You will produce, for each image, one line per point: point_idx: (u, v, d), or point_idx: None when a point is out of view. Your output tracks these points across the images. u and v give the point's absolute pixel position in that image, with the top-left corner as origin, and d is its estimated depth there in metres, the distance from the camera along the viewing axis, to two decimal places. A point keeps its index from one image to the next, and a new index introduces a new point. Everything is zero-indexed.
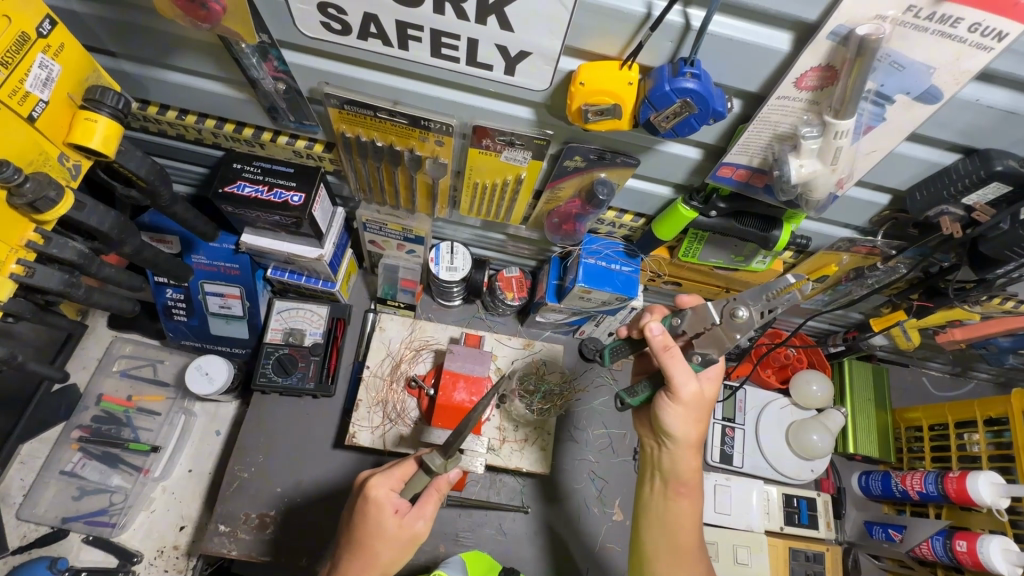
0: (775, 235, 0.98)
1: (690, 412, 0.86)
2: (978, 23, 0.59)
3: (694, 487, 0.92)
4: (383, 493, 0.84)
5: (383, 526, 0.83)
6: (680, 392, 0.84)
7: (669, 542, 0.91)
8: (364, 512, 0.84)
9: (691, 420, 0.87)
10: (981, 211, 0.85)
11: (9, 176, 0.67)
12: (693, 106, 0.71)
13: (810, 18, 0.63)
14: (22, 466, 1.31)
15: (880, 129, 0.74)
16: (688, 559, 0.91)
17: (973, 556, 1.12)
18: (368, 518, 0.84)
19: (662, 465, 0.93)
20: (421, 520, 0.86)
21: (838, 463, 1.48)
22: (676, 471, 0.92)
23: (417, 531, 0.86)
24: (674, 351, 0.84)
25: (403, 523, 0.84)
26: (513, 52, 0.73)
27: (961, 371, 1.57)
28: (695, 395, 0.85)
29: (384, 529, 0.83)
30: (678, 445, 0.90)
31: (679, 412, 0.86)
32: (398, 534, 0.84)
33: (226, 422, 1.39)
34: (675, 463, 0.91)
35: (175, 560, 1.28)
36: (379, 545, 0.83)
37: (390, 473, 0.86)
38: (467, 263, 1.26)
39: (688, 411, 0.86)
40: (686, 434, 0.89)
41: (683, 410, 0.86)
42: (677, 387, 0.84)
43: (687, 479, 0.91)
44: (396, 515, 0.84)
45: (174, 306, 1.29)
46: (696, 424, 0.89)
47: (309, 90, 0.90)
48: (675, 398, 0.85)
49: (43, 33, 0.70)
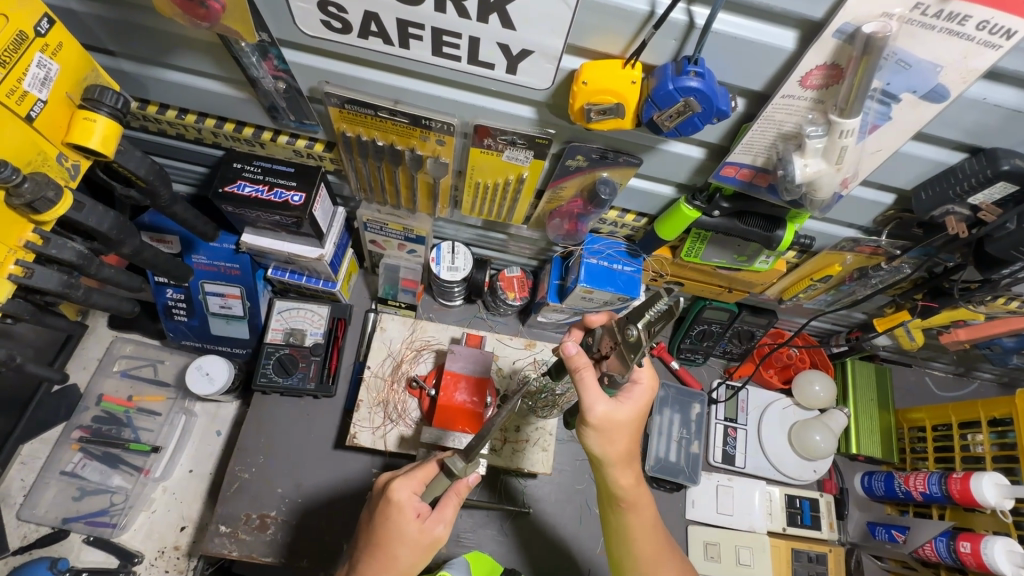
0: (779, 235, 0.97)
1: (609, 435, 0.81)
2: (987, 20, 0.58)
3: (637, 497, 0.88)
4: (404, 497, 0.83)
5: (404, 530, 0.82)
6: (590, 416, 0.79)
7: (634, 555, 0.90)
8: (386, 516, 0.83)
9: (613, 441, 0.82)
10: (988, 210, 0.84)
11: (7, 176, 0.67)
12: (698, 105, 0.70)
13: (816, 16, 0.62)
14: (22, 467, 1.31)
15: (885, 129, 0.73)
16: (657, 563, 0.90)
17: (976, 558, 1.11)
18: (390, 521, 0.82)
19: (603, 487, 0.89)
20: (440, 525, 0.84)
21: (841, 464, 1.47)
22: (615, 493, 0.88)
23: (437, 536, 0.84)
24: (585, 373, 0.78)
25: (424, 527, 0.83)
26: (515, 50, 0.72)
27: (965, 371, 1.56)
28: (608, 416, 0.79)
29: (405, 533, 0.82)
30: (611, 468, 0.85)
31: (598, 437, 0.82)
32: (418, 538, 0.82)
33: (227, 422, 1.39)
34: (615, 487, 0.87)
35: (176, 561, 1.27)
36: (400, 549, 0.82)
37: (411, 476, 0.84)
38: (468, 263, 1.26)
39: (607, 433, 0.81)
40: (612, 451, 0.83)
41: (598, 433, 0.81)
42: (585, 409, 0.79)
43: (626, 495, 0.87)
44: (417, 519, 0.83)
45: (174, 306, 1.28)
46: (620, 440, 0.83)
47: (309, 89, 0.90)
48: (588, 424, 0.80)
49: (41, 32, 0.70)
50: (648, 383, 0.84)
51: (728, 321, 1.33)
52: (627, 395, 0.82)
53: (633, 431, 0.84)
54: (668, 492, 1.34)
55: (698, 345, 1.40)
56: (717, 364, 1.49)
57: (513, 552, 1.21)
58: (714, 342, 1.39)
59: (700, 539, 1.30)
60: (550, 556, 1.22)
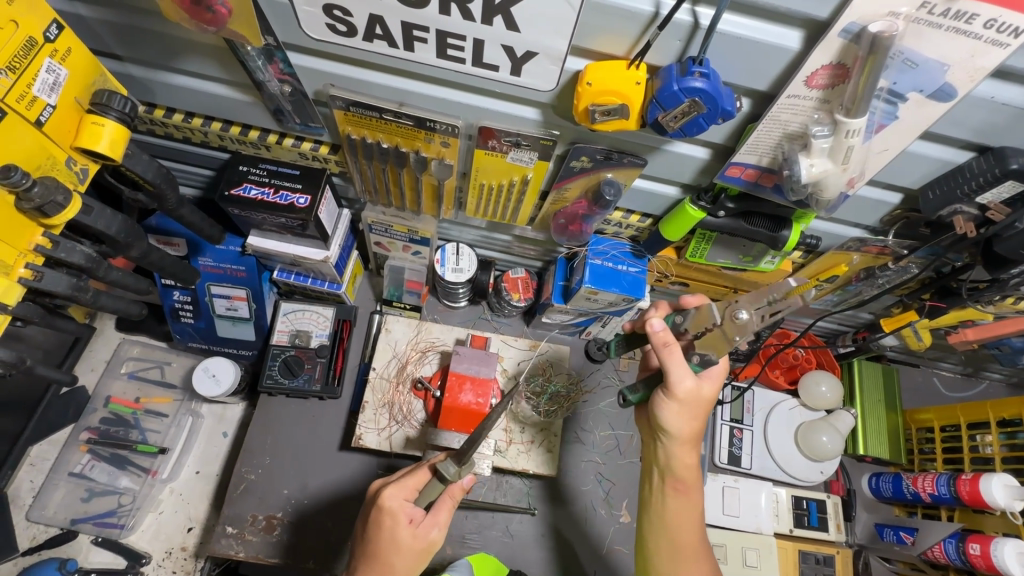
0: (785, 235, 0.96)
1: (686, 410, 0.84)
2: (995, 19, 0.58)
3: (693, 481, 0.90)
4: (396, 504, 0.84)
5: (398, 537, 0.82)
6: (676, 389, 0.82)
7: (674, 539, 0.90)
8: (378, 525, 0.83)
9: (691, 418, 0.85)
10: (996, 210, 0.84)
11: (17, 181, 0.68)
12: (702, 105, 0.70)
13: (821, 16, 0.62)
14: (31, 468, 1.32)
15: (892, 128, 0.73)
16: (691, 557, 0.89)
17: (986, 560, 1.11)
18: (382, 528, 0.83)
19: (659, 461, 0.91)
20: (435, 528, 0.85)
21: (848, 465, 1.47)
22: (671, 469, 0.90)
23: (432, 540, 0.84)
24: (672, 348, 0.82)
25: (417, 533, 0.83)
26: (519, 52, 0.72)
27: (973, 372, 1.55)
28: (691, 393, 0.83)
29: (398, 540, 0.82)
30: (675, 441, 0.87)
31: (669, 412, 0.85)
32: (413, 543, 0.83)
33: (233, 423, 1.39)
34: (669, 459, 0.89)
35: (183, 561, 1.28)
36: (395, 556, 0.82)
37: (402, 483, 0.86)
38: (473, 264, 1.26)
39: (687, 409, 0.84)
40: (681, 429, 0.86)
41: (681, 408, 0.84)
42: (672, 382, 0.82)
43: (684, 476, 0.89)
44: (410, 524, 0.83)
45: (181, 308, 1.29)
46: (698, 418, 0.87)
47: (314, 92, 0.90)
48: (672, 396, 0.83)
49: (50, 37, 0.70)
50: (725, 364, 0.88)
51: None
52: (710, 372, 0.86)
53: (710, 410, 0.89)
54: None
55: None
56: None
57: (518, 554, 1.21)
58: None
59: (708, 540, 1.28)
60: (556, 559, 1.21)
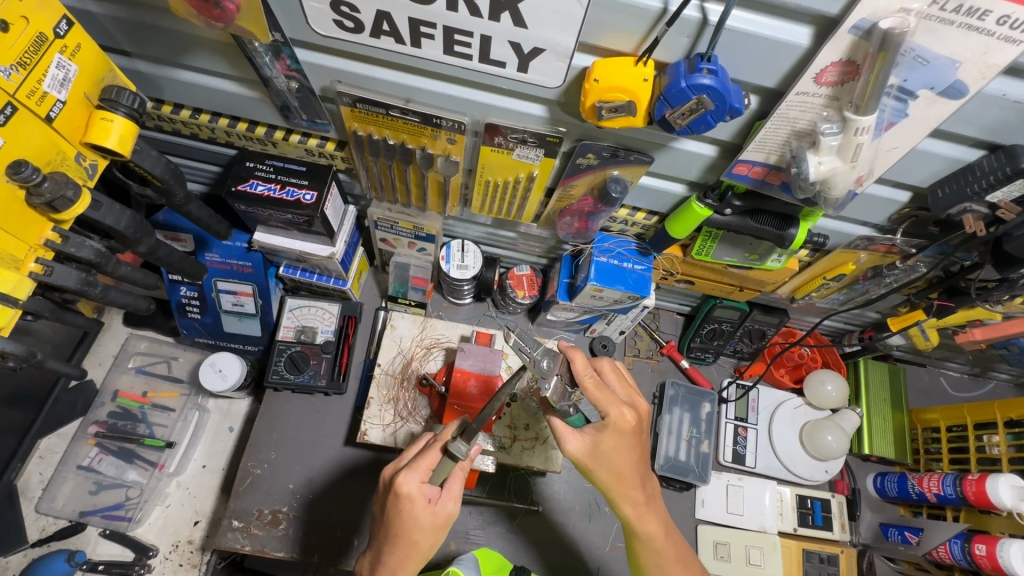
0: (791, 234, 0.95)
1: (595, 465, 0.89)
2: (1008, 15, 0.57)
3: (648, 530, 0.93)
4: (414, 488, 0.82)
5: (418, 517, 0.83)
6: (567, 450, 0.89)
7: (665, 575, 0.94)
8: (398, 508, 0.83)
9: (608, 466, 0.89)
10: (1006, 208, 0.83)
11: (27, 176, 0.68)
12: (710, 103, 0.69)
13: (832, 12, 0.61)
14: (40, 461, 1.33)
15: (902, 125, 0.72)
16: None
17: (991, 561, 1.11)
18: (402, 512, 0.83)
19: (625, 526, 0.96)
20: (451, 501, 0.86)
21: (853, 464, 1.45)
22: (629, 526, 0.94)
23: (449, 513, 0.85)
24: (556, 421, 0.90)
25: (436, 510, 0.84)
26: (526, 48, 0.72)
27: (980, 372, 1.53)
28: (586, 451, 0.89)
29: (419, 519, 0.83)
30: (616, 492, 0.91)
31: (590, 470, 0.90)
32: (433, 521, 0.84)
33: (239, 418, 1.40)
34: (627, 518, 0.94)
35: (189, 554, 1.29)
36: (418, 535, 0.84)
37: (416, 466, 0.83)
38: (478, 261, 1.26)
39: (598, 464, 0.89)
40: (618, 478, 0.90)
41: (592, 463, 0.89)
42: (562, 446, 0.90)
43: (645, 529, 0.94)
44: (429, 504, 0.83)
45: (188, 303, 1.30)
46: (628, 458, 0.90)
47: (322, 89, 0.90)
48: (575, 457, 0.90)
49: (60, 33, 0.71)
50: (630, 419, 0.88)
51: (739, 320, 1.34)
52: (597, 430, 0.88)
53: (627, 448, 0.89)
54: (677, 491, 1.34)
55: (709, 344, 1.41)
56: (727, 362, 1.49)
57: (521, 550, 1.21)
58: (724, 341, 1.40)
59: (711, 539, 1.29)
60: (561, 555, 1.22)
